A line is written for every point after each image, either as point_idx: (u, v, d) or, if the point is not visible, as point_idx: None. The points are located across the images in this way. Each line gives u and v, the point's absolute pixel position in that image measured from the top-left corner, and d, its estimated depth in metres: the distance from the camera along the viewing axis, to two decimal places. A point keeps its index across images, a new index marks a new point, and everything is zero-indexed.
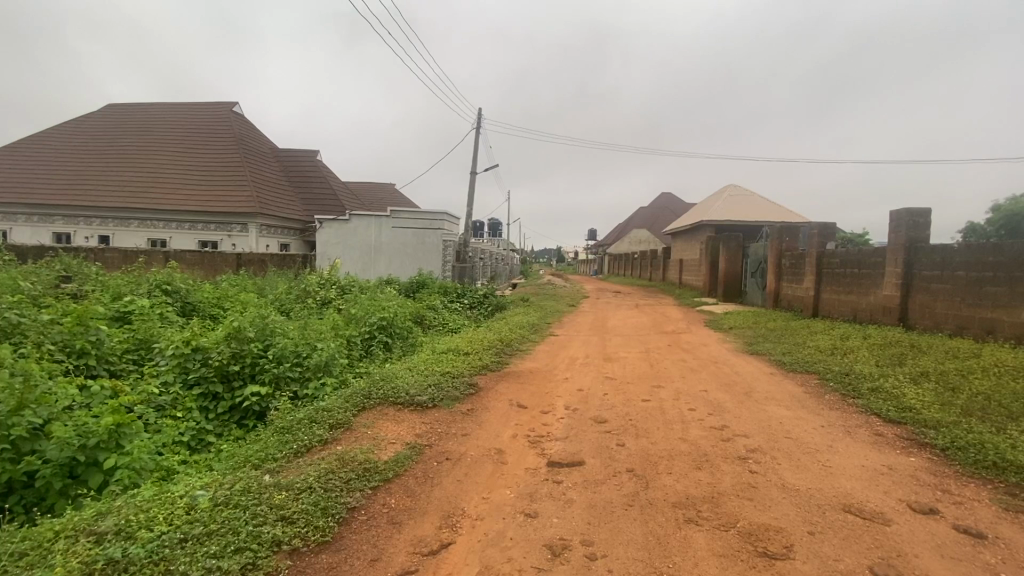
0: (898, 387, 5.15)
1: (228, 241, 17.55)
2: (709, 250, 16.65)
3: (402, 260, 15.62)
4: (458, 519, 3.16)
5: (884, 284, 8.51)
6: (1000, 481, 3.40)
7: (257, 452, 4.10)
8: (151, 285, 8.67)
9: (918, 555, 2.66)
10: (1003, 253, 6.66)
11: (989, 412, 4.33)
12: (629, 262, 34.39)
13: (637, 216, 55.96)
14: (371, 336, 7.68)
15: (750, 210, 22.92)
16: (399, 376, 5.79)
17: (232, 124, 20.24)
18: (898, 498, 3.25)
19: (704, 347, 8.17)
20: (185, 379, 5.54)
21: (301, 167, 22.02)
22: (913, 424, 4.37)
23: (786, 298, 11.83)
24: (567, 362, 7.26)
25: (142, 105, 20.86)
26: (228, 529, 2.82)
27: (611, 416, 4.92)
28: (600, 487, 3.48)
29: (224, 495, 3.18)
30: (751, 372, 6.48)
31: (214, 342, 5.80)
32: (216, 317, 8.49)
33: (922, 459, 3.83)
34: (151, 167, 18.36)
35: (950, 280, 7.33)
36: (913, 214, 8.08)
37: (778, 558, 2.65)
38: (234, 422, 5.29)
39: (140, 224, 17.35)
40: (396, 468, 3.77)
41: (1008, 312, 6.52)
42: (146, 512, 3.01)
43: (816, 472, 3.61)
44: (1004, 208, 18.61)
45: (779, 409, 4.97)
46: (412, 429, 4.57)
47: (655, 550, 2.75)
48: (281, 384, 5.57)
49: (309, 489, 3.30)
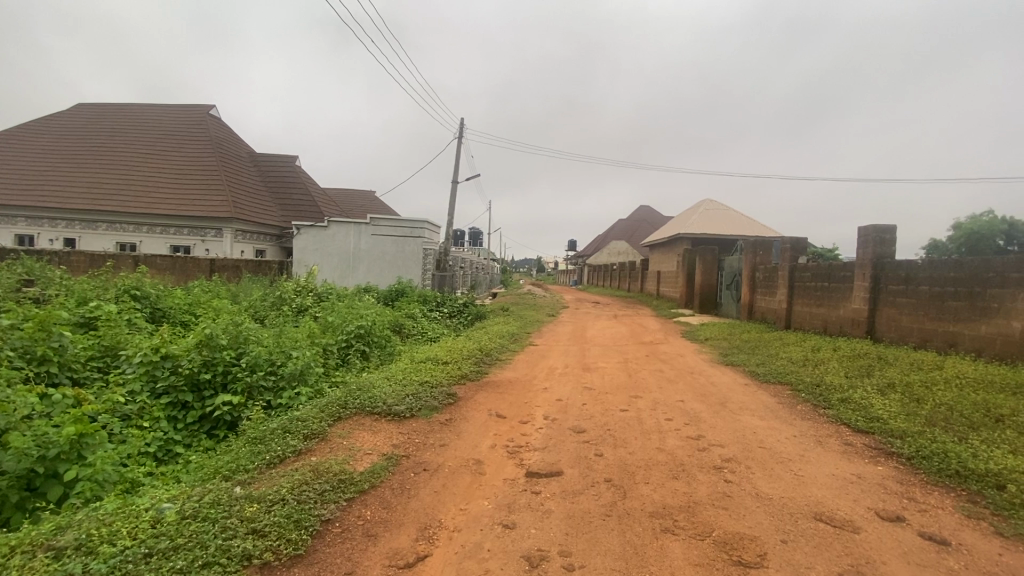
0: (866, 397, 5.31)
1: (202, 246, 17.15)
2: (685, 261, 16.98)
3: (380, 267, 15.50)
4: (436, 530, 3.12)
5: (853, 298, 8.79)
6: (963, 489, 3.52)
7: (227, 463, 3.98)
8: (118, 290, 8.40)
9: (885, 561, 2.74)
10: (963, 268, 6.92)
11: (952, 422, 4.50)
12: (608, 273, 34.80)
13: (614, 228, 56.89)
14: (347, 345, 7.58)
15: (726, 224, 23.50)
16: (377, 386, 5.70)
17: (209, 128, 19.86)
18: (866, 506, 3.34)
19: (680, 357, 8.33)
20: (153, 388, 5.38)
21: (279, 172, 21.67)
22: (880, 434, 4.50)
23: (760, 310, 12.12)
24: (545, 372, 7.27)
25: (115, 106, 20.39)
26: (195, 543, 2.73)
27: (590, 426, 4.95)
28: (579, 497, 3.48)
29: (192, 507, 3.08)
30: (725, 382, 6.61)
31: (184, 349, 5.62)
32: (186, 323, 8.26)
33: (889, 468, 3.94)
34: (123, 169, 17.90)
35: (914, 294, 7.62)
36: (880, 231, 8.39)
37: (752, 567, 2.68)
38: (204, 432, 5.12)
39: (108, 227, 16.89)
40: (372, 479, 3.70)
41: (968, 326, 6.78)
42: (108, 526, 2.89)
43: (788, 481, 3.68)
44: (964, 226, 19.53)
45: (752, 419, 5.08)
46: (388, 440, 4.50)
47: (633, 560, 2.76)
48: (254, 394, 5.42)
49: (282, 502, 3.21)
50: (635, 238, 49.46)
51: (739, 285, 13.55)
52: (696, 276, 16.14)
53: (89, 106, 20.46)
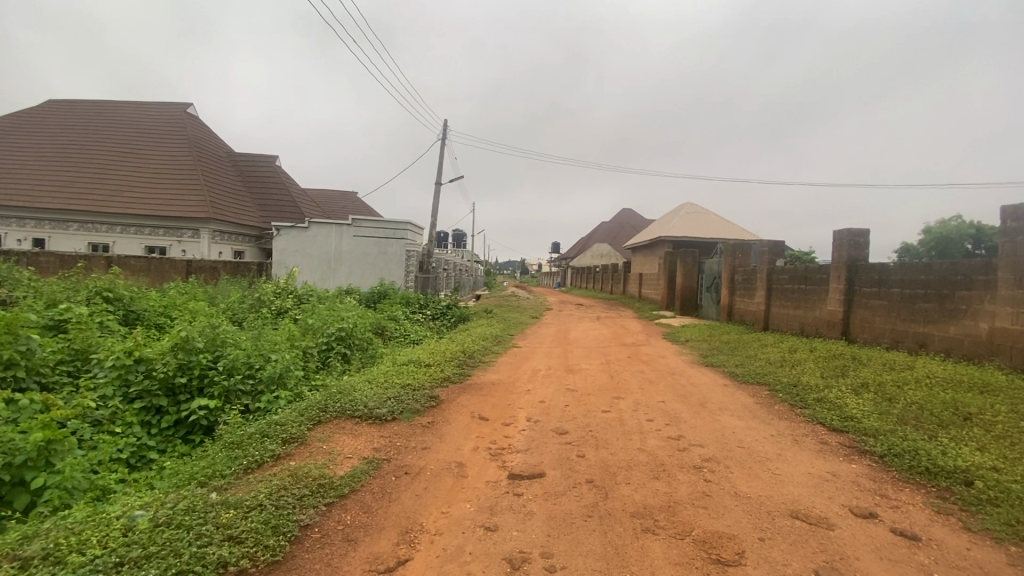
0: (841, 397, 5.43)
1: (178, 247, 16.76)
2: (666, 264, 17.18)
3: (362, 268, 15.34)
4: (417, 534, 3.10)
5: (829, 300, 9.00)
6: (933, 486, 3.62)
7: (203, 468, 3.90)
8: (90, 291, 8.17)
9: (859, 557, 2.80)
10: (932, 272, 7.14)
11: (922, 420, 4.63)
12: (591, 275, 35.05)
13: (597, 231, 57.29)
14: (328, 348, 7.48)
15: (706, 227, 23.87)
16: (358, 390, 5.63)
17: (186, 127, 19.44)
18: (841, 503, 3.42)
19: (661, 358, 8.42)
20: (125, 392, 5.24)
21: (258, 172, 21.32)
22: (854, 433, 4.61)
23: (739, 312, 12.33)
24: (528, 374, 7.29)
25: (88, 103, 19.86)
26: (169, 550, 2.66)
27: (572, 427, 4.98)
28: (561, 498, 3.50)
29: (165, 514, 3.01)
30: (705, 382, 6.71)
31: (160, 352, 5.49)
32: (161, 326, 8.08)
33: (863, 465, 4.04)
34: (96, 167, 17.43)
35: (887, 296, 7.83)
36: (854, 234, 8.62)
37: (730, 565, 2.72)
38: (179, 437, 5.00)
39: (79, 227, 16.43)
40: (352, 483, 3.66)
41: (937, 327, 6.99)
42: (77, 535, 2.81)
43: (766, 480, 3.74)
44: (933, 230, 20.17)
45: (731, 419, 5.16)
46: (369, 443, 4.45)
47: (614, 560, 2.78)
48: (231, 399, 5.32)
49: (259, 507, 3.16)
50: (617, 241, 49.83)
51: (719, 288, 13.76)
52: (677, 278, 16.33)
53: (60, 103, 19.88)
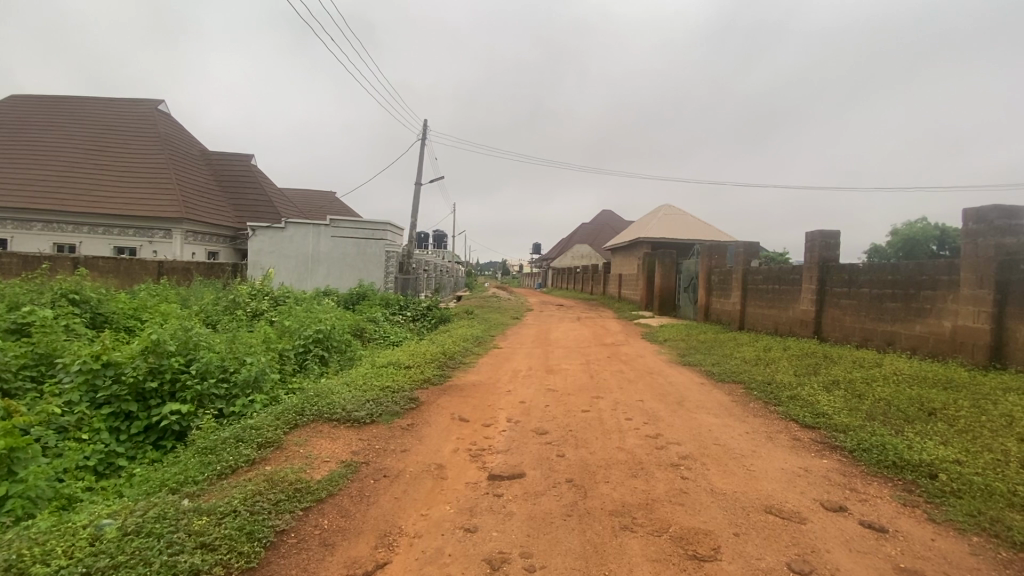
0: (813, 394, 5.57)
1: (149, 248, 16.30)
2: (645, 265, 17.39)
3: (341, 269, 15.15)
4: (395, 537, 3.07)
5: (801, 300, 9.24)
6: (899, 479, 3.75)
7: (174, 475, 3.79)
8: (55, 294, 7.87)
9: (829, 550, 2.88)
10: (899, 272, 7.39)
11: (890, 416, 4.78)
12: (572, 275, 35.25)
13: (577, 232, 57.69)
14: (305, 350, 7.35)
15: (683, 228, 24.26)
16: (335, 393, 5.57)
17: (158, 124, 18.92)
18: (813, 498, 3.51)
19: (640, 358, 8.52)
20: (93, 398, 5.07)
21: (233, 171, 20.89)
22: (825, 428, 4.73)
23: (716, 312, 12.53)
24: (509, 374, 7.30)
25: (54, 99, 19.20)
26: (139, 560, 2.59)
27: (552, 427, 5.00)
28: (541, 498, 3.50)
29: (135, 522, 2.92)
30: (683, 381, 6.80)
31: (129, 356, 5.33)
32: (131, 330, 7.86)
33: (833, 460, 4.16)
34: (62, 166, 16.83)
35: (856, 296, 8.06)
36: (826, 236, 8.87)
37: (706, 560, 2.77)
38: (149, 443, 4.86)
39: (44, 226, 15.86)
40: (329, 487, 3.61)
41: (904, 325, 7.21)
42: (42, 545, 2.71)
43: (741, 476, 3.82)
44: (900, 232, 20.89)
45: (708, 417, 5.24)
46: (347, 446, 4.41)
47: (592, 558, 2.80)
48: (204, 403, 5.20)
49: (233, 513, 3.09)
50: (597, 241, 50.24)
51: (696, 288, 13.97)
52: (655, 279, 16.53)
53: (23, 99, 19.16)
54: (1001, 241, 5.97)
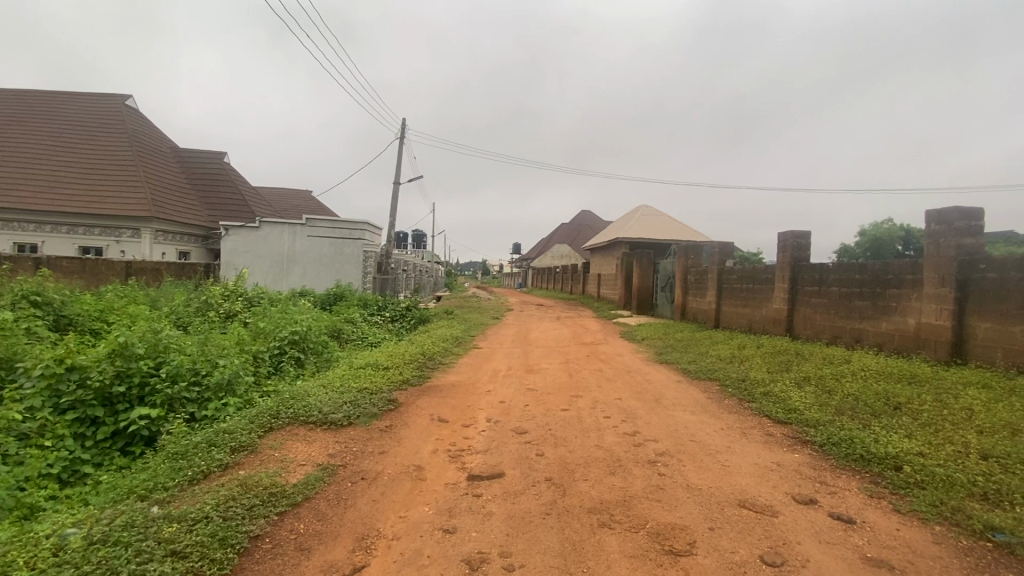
0: (784, 391, 5.71)
1: (116, 248, 15.78)
2: (623, 265, 17.57)
3: (318, 269, 14.93)
4: (373, 540, 3.04)
5: (775, 298, 9.46)
6: (866, 471, 3.87)
7: (143, 481, 3.68)
8: (16, 295, 7.56)
9: (800, 542, 2.96)
10: (866, 271, 7.63)
11: (858, 410, 4.93)
12: (552, 275, 35.36)
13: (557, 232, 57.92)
14: (281, 351, 7.22)
15: (660, 229, 24.57)
16: (312, 394, 5.49)
17: (126, 120, 18.32)
18: (784, 491, 3.60)
19: (619, 356, 8.61)
20: (56, 403, 4.89)
21: (205, 169, 20.38)
22: (796, 424, 4.86)
23: (692, 311, 12.74)
24: (489, 374, 7.30)
25: (14, 93, 18.43)
26: (105, 569, 2.51)
27: (532, 426, 5.02)
28: (520, 497, 3.51)
29: (101, 531, 2.83)
30: (660, 380, 6.90)
31: (95, 360, 5.15)
32: (96, 332, 7.59)
33: (804, 455, 4.27)
34: (23, 162, 16.15)
35: (826, 295, 8.30)
36: (798, 236, 9.11)
37: (682, 555, 2.81)
38: (117, 449, 4.69)
39: (3, 225, 15.20)
40: (305, 491, 3.56)
41: (871, 322, 7.45)
42: (0, 557, 2.61)
43: (716, 472, 3.89)
44: (868, 233, 21.56)
45: (685, 414, 5.33)
46: (324, 449, 4.34)
47: (571, 556, 2.82)
48: (175, 407, 5.05)
49: (204, 519, 3.02)
50: (577, 241, 50.53)
51: (673, 288, 14.18)
52: (634, 279, 16.71)
53: None
54: (962, 241, 6.21)
